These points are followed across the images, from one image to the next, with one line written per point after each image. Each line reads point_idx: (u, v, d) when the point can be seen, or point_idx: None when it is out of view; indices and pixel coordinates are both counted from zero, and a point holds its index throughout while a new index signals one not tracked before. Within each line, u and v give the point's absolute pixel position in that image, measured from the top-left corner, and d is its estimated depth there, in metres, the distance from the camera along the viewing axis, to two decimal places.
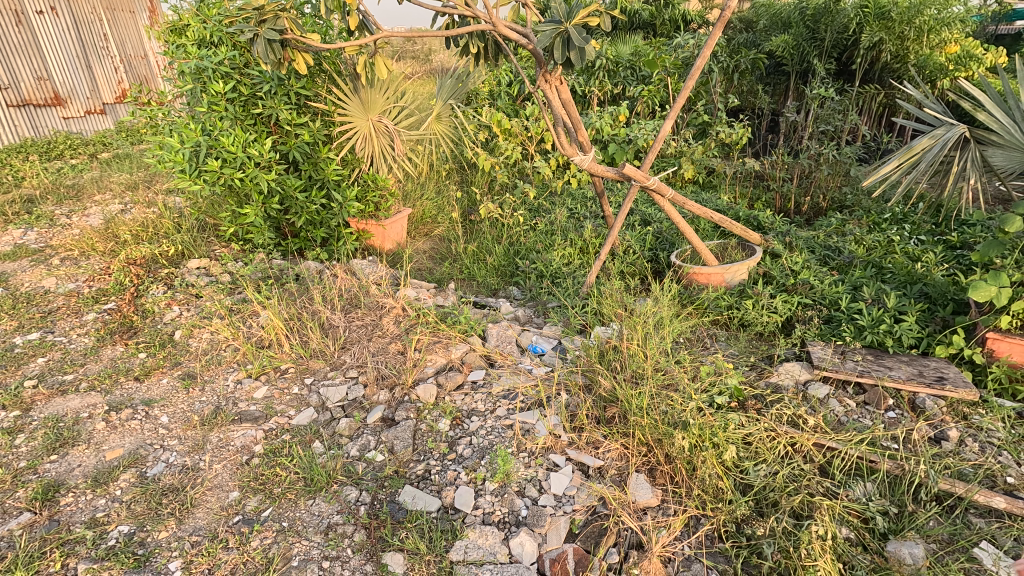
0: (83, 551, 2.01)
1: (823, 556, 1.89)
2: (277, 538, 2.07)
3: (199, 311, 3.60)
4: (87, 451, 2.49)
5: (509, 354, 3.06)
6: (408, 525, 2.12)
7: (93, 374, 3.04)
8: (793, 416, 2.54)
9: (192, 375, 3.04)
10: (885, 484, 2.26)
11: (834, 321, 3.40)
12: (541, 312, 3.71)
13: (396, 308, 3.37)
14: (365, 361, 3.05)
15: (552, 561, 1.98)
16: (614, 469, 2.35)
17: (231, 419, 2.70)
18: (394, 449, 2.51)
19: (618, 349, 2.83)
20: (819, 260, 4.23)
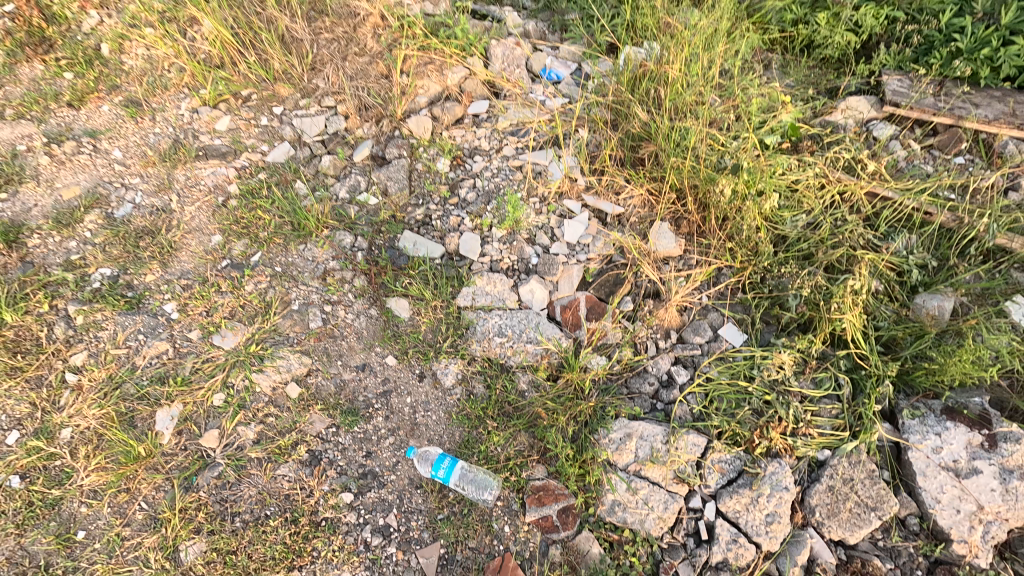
0: (69, 293, 1.88)
1: (852, 310, 1.73)
2: (272, 283, 1.93)
3: (122, 16, 2.76)
4: (40, 190, 2.18)
5: (517, 81, 2.48)
6: (410, 272, 1.97)
7: (18, 100, 2.47)
8: (850, 161, 2.18)
9: (137, 103, 2.50)
10: (932, 238, 2.02)
11: (924, 45, 2.52)
12: (557, 27, 2.86)
13: (374, 16, 2.59)
14: (342, 87, 2.48)
15: (563, 309, 1.89)
16: (636, 217, 2.10)
17: (195, 155, 2.31)
18: (388, 191, 2.22)
19: (656, 75, 2.25)
20: None
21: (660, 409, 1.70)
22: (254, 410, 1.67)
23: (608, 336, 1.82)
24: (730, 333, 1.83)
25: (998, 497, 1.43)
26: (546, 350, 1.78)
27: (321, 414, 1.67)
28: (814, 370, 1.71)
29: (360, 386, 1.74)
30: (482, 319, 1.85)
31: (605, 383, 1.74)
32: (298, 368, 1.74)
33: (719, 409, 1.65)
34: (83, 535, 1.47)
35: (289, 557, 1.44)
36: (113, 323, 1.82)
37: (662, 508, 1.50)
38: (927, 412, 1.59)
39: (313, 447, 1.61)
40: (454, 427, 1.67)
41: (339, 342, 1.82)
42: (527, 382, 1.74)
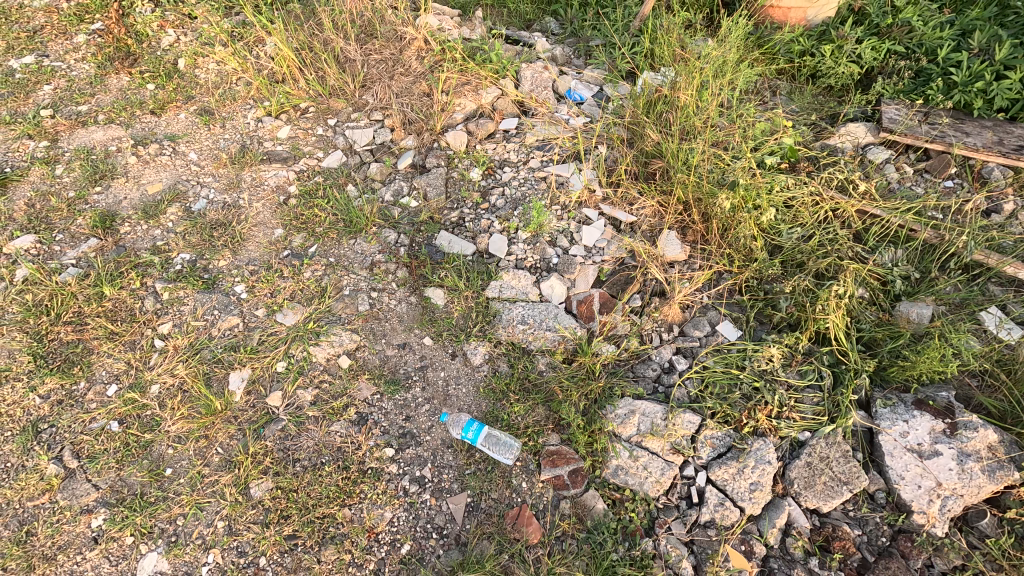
0: (155, 273, 2.20)
1: (835, 312, 1.95)
2: (327, 271, 2.23)
3: (198, 35, 3.12)
4: (128, 185, 2.50)
5: (544, 101, 2.76)
6: (446, 266, 2.25)
7: (107, 106, 2.79)
8: (843, 181, 2.40)
9: (209, 112, 2.83)
10: (916, 252, 2.24)
11: (921, 77, 2.77)
12: (581, 53, 3.18)
13: (418, 40, 2.90)
14: (389, 103, 2.80)
15: (579, 303, 2.15)
16: (647, 225, 2.35)
17: (260, 158, 2.63)
18: (427, 196, 2.50)
19: (670, 100, 2.51)
20: None
21: (662, 391, 1.95)
22: (312, 376, 1.96)
23: (617, 328, 2.07)
24: (726, 329, 2.07)
25: (955, 475, 1.67)
26: (563, 337, 2.03)
27: (368, 382, 1.96)
28: (800, 363, 1.93)
29: (401, 361, 2.02)
30: (507, 309, 2.12)
31: (613, 367, 2.00)
32: (349, 343, 2.03)
33: (713, 393, 1.88)
34: (171, 471, 1.77)
35: (341, 496, 1.74)
36: (193, 299, 2.13)
37: (659, 473, 1.74)
38: (897, 403, 1.84)
39: (361, 410, 1.90)
40: (481, 399, 1.94)
41: (384, 324, 2.10)
42: (545, 363, 2.00)
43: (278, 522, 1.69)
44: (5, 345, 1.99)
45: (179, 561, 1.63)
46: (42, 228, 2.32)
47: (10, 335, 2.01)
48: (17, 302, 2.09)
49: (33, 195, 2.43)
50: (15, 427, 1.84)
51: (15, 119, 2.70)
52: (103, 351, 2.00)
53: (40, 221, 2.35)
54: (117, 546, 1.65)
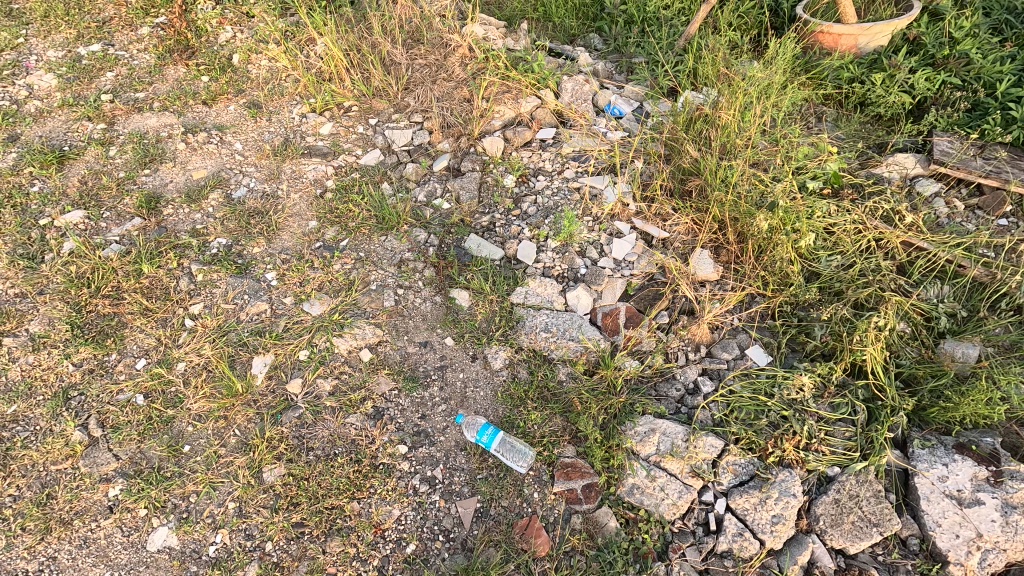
0: (192, 255, 2.26)
1: (874, 344, 1.87)
2: (356, 265, 2.26)
3: (253, 33, 3.24)
4: (175, 169, 2.59)
5: (583, 113, 2.77)
6: (473, 268, 2.25)
7: (163, 95, 2.92)
8: (889, 211, 2.30)
9: (257, 105, 2.92)
10: (964, 289, 2.12)
11: (978, 110, 2.64)
12: (623, 69, 3.17)
13: (463, 47, 2.93)
14: (430, 107, 2.84)
15: (604, 315, 2.11)
16: (679, 242, 2.31)
17: (301, 152, 2.69)
18: (460, 199, 2.52)
19: (711, 118, 2.47)
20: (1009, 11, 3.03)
21: (684, 412, 1.89)
22: (332, 367, 1.97)
23: (642, 343, 2.02)
24: (756, 354, 2.01)
25: (997, 527, 1.57)
26: (586, 348, 2.00)
27: (387, 378, 1.96)
28: (832, 395, 1.85)
29: (422, 359, 2.02)
30: (531, 316, 2.10)
31: (636, 383, 1.95)
32: (371, 337, 2.04)
33: (738, 418, 1.81)
34: (189, 448, 1.80)
35: (351, 489, 1.73)
36: (225, 283, 2.18)
37: (677, 496, 1.68)
38: (936, 445, 1.75)
39: (378, 404, 1.90)
40: (498, 404, 1.92)
41: (407, 321, 2.11)
42: (566, 374, 1.96)
43: (287, 508, 1.69)
44: (46, 313, 2.07)
45: (188, 537, 1.64)
46: (92, 205, 2.42)
47: (52, 304, 2.09)
48: (62, 272, 2.17)
49: (87, 173, 2.54)
50: (47, 391, 1.90)
51: (78, 102, 2.84)
52: (136, 325, 2.06)
53: (91, 198, 2.45)
54: (130, 517, 1.67)
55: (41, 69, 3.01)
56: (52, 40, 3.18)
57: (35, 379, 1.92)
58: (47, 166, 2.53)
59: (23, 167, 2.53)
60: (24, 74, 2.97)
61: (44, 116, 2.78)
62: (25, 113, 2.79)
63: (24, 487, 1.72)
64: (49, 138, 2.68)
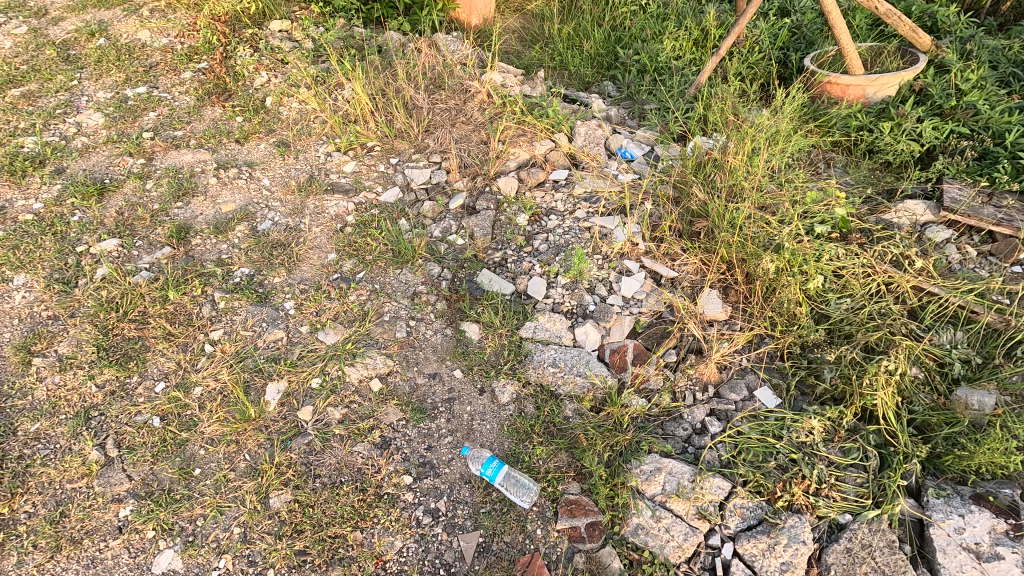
0: (216, 283, 2.36)
1: (884, 389, 1.86)
2: (371, 296, 2.33)
3: (286, 78, 3.44)
4: (206, 202, 2.74)
5: (596, 156, 2.86)
6: (484, 302, 2.30)
7: (199, 133, 3.11)
8: (898, 256, 2.31)
9: (286, 144, 3.09)
10: (978, 335, 2.10)
11: (988, 158, 2.68)
12: (636, 115, 3.29)
13: (482, 94, 3.11)
14: (448, 148, 2.97)
15: (612, 351, 2.14)
16: (687, 282, 2.34)
17: (325, 189, 2.82)
18: (474, 235, 2.59)
19: (719, 163, 2.55)
20: (1015, 65, 3.11)
21: (691, 452, 1.88)
22: (343, 396, 2.02)
23: (649, 381, 2.04)
24: (765, 396, 2.00)
25: None
26: (593, 384, 2.01)
27: (396, 408, 1.99)
28: (843, 440, 1.83)
29: (430, 391, 2.05)
30: (540, 350, 2.13)
31: (642, 421, 1.95)
32: (382, 367, 2.09)
33: (746, 460, 1.80)
34: (199, 472, 1.83)
35: (355, 518, 1.74)
36: (245, 310, 2.26)
37: (682, 538, 1.66)
38: (952, 495, 1.71)
39: (385, 434, 1.93)
40: (504, 438, 1.93)
41: (418, 352, 2.15)
42: (572, 410, 1.97)
43: (291, 535, 1.70)
44: (75, 335, 2.16)
45: (192, 561, 1.66)
46: (126, 234, 2.55)
47: (81, 326, 2.19)
48: (93, 297, 2.28)
49: (124, 205, 2.70)
50: (70, 411, 1.96)
51: (121, 139, 3.04)
52: (158, 349, 2.14)
53: (126, 228, 2.59)
54: (138, 538, 1.70)
55: (90, 109, 3.24)
56: (102, 82, 3.43)
57: (59, 399, 1.99)
58: (88, 198, 2.70)
59: (66, 199, 2.69)
60: (75, 113, 3.21)
61: (89, 151, 2.98)
62: (72, 148, 2.99)
63: (39, 505, 1.76)
64: (92, 171, 2.86)
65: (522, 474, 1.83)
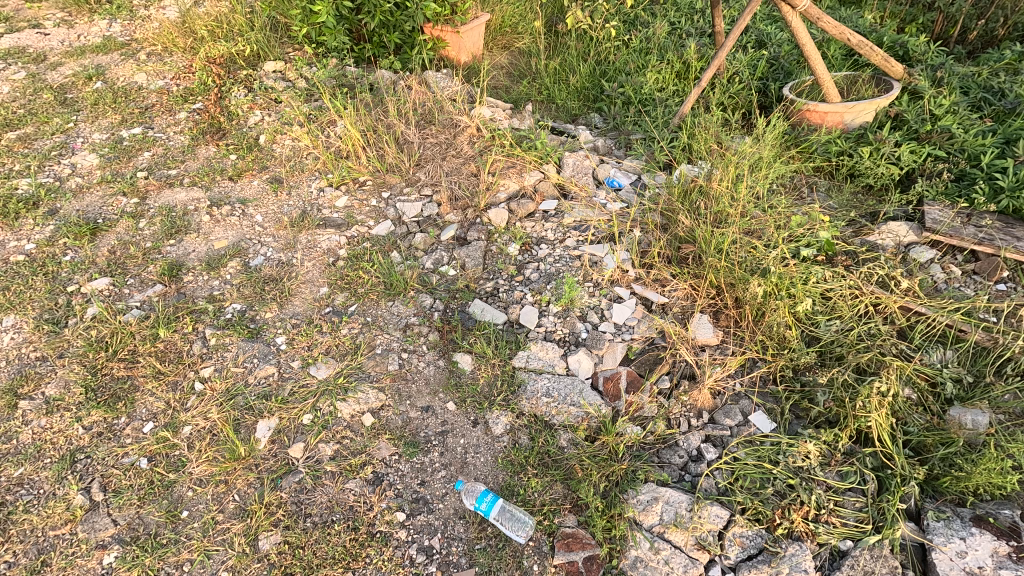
0: (207, 320, 2.35)
1: (878, 410, 1.86)
2: (363, 329, 2.33)
3: (280, 116, 3.51)
4: (198, 239, 2.75)
5: (584, 186, 2.92)
6: (476, 332, 2.30)
7: (193, 171, 3.15)
8: (884, 277, 2.34)
9: (279, 181, 3.14)
10: (968, 354, 2.11)
11: (966, 180, 2.75)
12: (622, 145, 3.37)
13: (471, 128, 3.19)
14: (439, 181, 3.02)
15: (605, 379, 2.13)
16: (678, 307, 2.36)
17: (317, 224, 2.85)
18: (465, 266, 2.62)
19: (705, 190, 2.60)
20: (986, 90, 3.21)
21: (688, 480, 1.87)
22: (335, 432, 1.99)
23: (643, 408, 2.03)
24: (759, 421, 2.00)
25: None
26: (587, 413, 2.00)
27: (388, 443, 1.97)
28: (840, 463, 1.82)
29: (423, 424, 2.03)
30: (533, 380, 2.12)
31: (638, 450, 1.94)
32: (374, 401, 2.07)
33: (744, 486, 1.78)
34: (187, 514, 1.79)
35: (346, 559, 1.70)
36: (237, 347, 2.25)
37: (682, 570, 1.63)
38: (952, 517, 1.69)
39: (377, 469, 1.90)
40: (499, 470, 1.91)
41: (410, 385, 2.14)
42: (567, 439, 1.95)
43: None
44: (63, 376, 2.14)
45: None
46: (117, 272, 2.56)
47: (70, 367, 2.17)
48: (83, 337, 2.27)
49: (117, 243, 2.71)
50: (55, 454, 1.93)
51: (116, 179, 3.08)
52: (147, 388, 2.12)
53: (118, 266, 2.60)
54: None
55: (85, 151, 3.29)
56: (98, 124, 3.49)
57: (45, 442, 1.96)
58: (80, 238, 2.71)
59: (58, 239, 2.70)
60: (70, 155, 3.25)
61: (83, 192, 3.01)
62: (67, 189, 3.02)
63: (21, 553, 1.71)
64: (85, 211, 2.89)
65: (518, 509, 1.80)
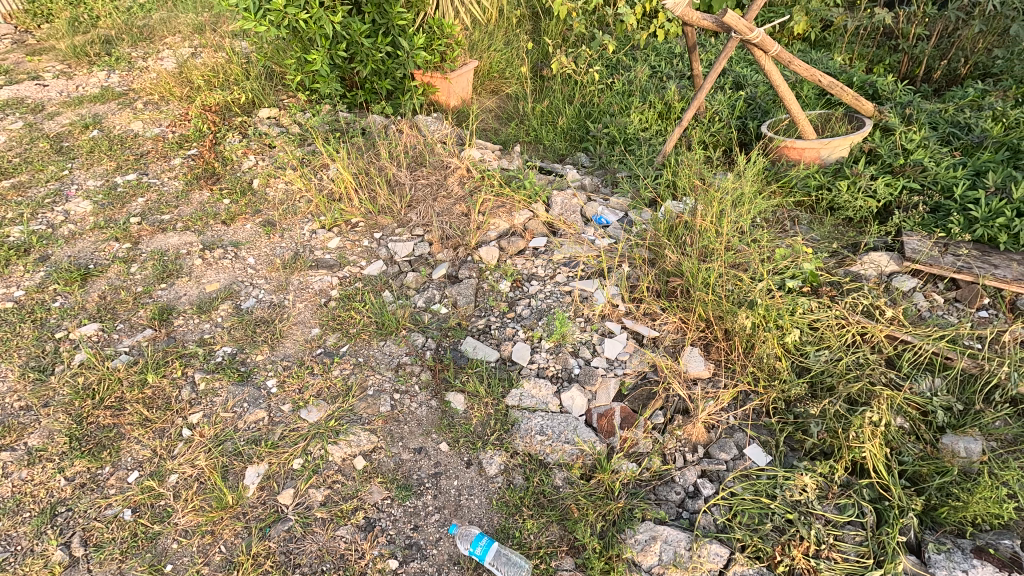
0: (197, 364, 2.33)
1: (871, 440, 1.86)
2: (355, 370, 2.32)
3: (274, 161, 3.58)
4: (190, 283, 2.76)
5: (573, 223, 2.98)
6: (468, 370, 2.30)
7: (186, 216, 3.19)
8: (869, 306, 2.37)
9: (272, 224, 3.17)
10: (956, 381, 2.13)
11: (941, 211, 2.85)
12: (609, 183, 3.46)
13: (461, 169, 3.27)
14: (431, 221, 3.07)
15: (599, 415, 2.12)
16: (669, 341, 2.37)
17: (310, 265, 2.87)
18: (457, 304, 2.63)
19: (690, 225, 2.66)
20: (953, 125, 3.36)
21: (685, 517, 1.84)
22: (325, 476, 1.96)
23: (638, 444, 2.01)
24: (754, 454, 1.99)
25: None
26: (582, 451, 1.98)
27: (380, 486, 1.93)
28: (837, 496, 1.81)
29: (416, 466, 2.00)
30: (526, 418, 2.10)
31: (634, 487, 1.91)
32: (366, 444, 2.04)
33: (742, 522, 1.76)
34: (171, 567, 1.73)
35: None
36: (227, 391, 2.23)
37: None
38: (952, 549, 1.68)
39: (369, 515, 1.86)
40: (493, 512, 1.87)
41: (402, 426, 2.12)
42: (562, 478, 1.93)
43: None
44: (47, 426, 2.09)
45: None
46: (107, 318, 2.55)
47: (54, 416, 2.13)
48: (69, 384, 2.23)
49: (107, 288, 2.71)
50: (35, 508, 1.87)
51: (108, 225, 3.10)
52: (133, 436, 2.08)
53: (108, 312, 2.59)
54: None
55: (79, 197, 3.32)
56: (93, 171, 3.54)
57: (24, 495, 1.90)
58: (71, 284, 2.71)
59: (48, 285, 2.70)
60: (64, 201, 3.28)
61: (75, 238, 3.02)
62: (59, 236, 3.03)
63: None
64: (77, 257, 2.89)
65: (513, 552, 1.76)
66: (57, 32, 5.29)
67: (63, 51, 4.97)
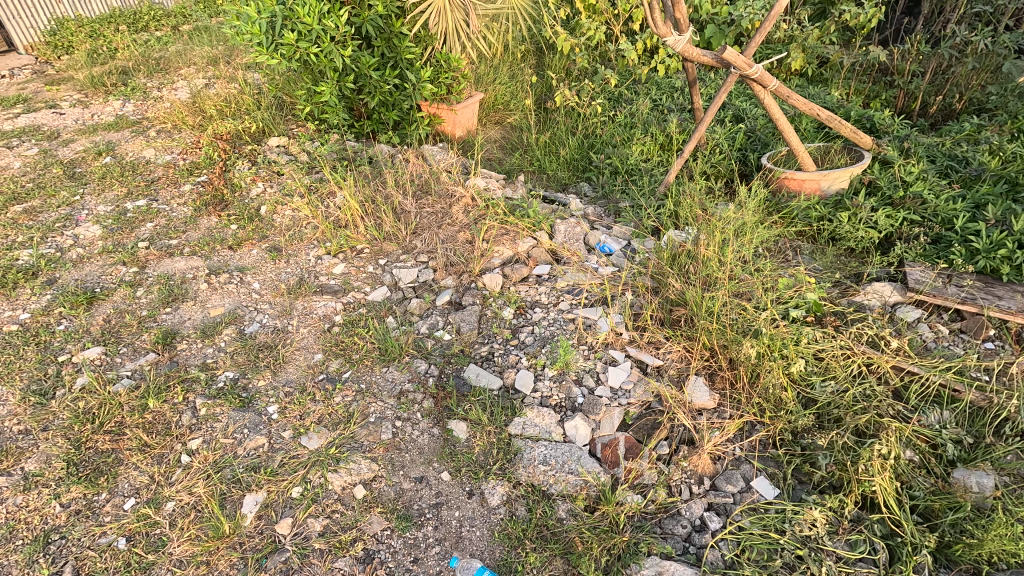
0: (198, 389, 2.32)
1: (880, 474, 1.84)
2: (356, 397, 2.30)
3: (281, 188, 3.63)
4: (195, 307, 2.77)
5: (575, 252, 3.00)
6: (471, 398, 2.28)
7: (194, 241, 3.23)
8: (875, 337, 2.36)
9: (278, 249, 3.20)
10: (964, 413, 2.10)
11: (943, 242, 2.87)
12: (611, 212, 3.50)
13: (466, 198, 3.32)
14: (435, 248, 3.10)
15: (603, 446, 2.09)
16: (673, 369, 2.36)
17: (314, 290, 2.89)
18: (460, 330, 2.63)
19: (693, 254, 2.68)
20: (950, 158, 3.41)
21: (692, 552, 1.80)
22: (324, 505, 1.92)
23: (643, 476, 1.99)
24: (762, 486, 1.95)
25: None
26: (586, 481, 1.95)
27: (380, 516, 1.89)
28: (848, 532, 1.78)
29: (417, 496, 1.96)
30: (529, 447, 2.07)
31: (639, 520, 1.88)
32: (366, 472, 2.01)
33: (751, 558, 1.73)
34: None
35: None
36: (227, 417, 2.21)
37: None
38: None
39: (368, 546, 1.82)
40: (495, 544, 1.83)
41: (403, 454, 2.09)
42: (566, 510, 1.89)
43: None
44: (45, 450, 2.08)
45: None
46: (111, 341, 2.55)
47: (53, 441, 2.11)
48: (69, 408, 2.22)
49: (112, 312, 2.72)
50: (29, 535, 1.83)
51: (117, 249, 3.14)
52: (131, 462, 2.05)
53: (111, 335, 2.59)
54: None
55: (89, 222, 3.37)
56: (104, 197, 3.60)
57: (18, 522, 1.86)
58: (76, 307, 2.72)
59: (53, 308, 2.71)
60: (74, 226, 3.33)
61: (83, 262, 3.05)
62: (67, 259, 3.06)
63: None
64: (84, 281, 2.92)
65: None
66: (75, 63, 5.46)
67: (80, 80, 5.12)
